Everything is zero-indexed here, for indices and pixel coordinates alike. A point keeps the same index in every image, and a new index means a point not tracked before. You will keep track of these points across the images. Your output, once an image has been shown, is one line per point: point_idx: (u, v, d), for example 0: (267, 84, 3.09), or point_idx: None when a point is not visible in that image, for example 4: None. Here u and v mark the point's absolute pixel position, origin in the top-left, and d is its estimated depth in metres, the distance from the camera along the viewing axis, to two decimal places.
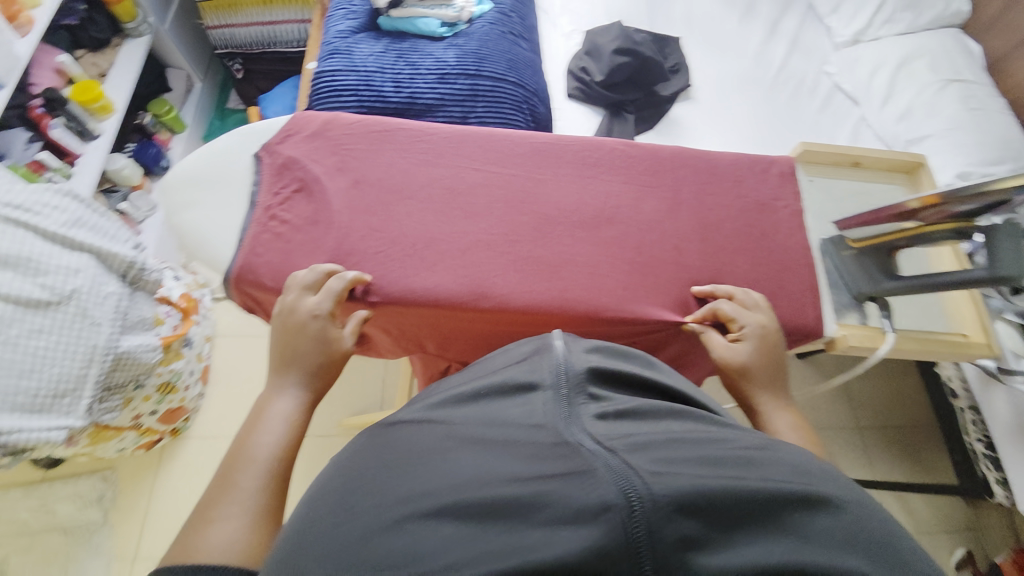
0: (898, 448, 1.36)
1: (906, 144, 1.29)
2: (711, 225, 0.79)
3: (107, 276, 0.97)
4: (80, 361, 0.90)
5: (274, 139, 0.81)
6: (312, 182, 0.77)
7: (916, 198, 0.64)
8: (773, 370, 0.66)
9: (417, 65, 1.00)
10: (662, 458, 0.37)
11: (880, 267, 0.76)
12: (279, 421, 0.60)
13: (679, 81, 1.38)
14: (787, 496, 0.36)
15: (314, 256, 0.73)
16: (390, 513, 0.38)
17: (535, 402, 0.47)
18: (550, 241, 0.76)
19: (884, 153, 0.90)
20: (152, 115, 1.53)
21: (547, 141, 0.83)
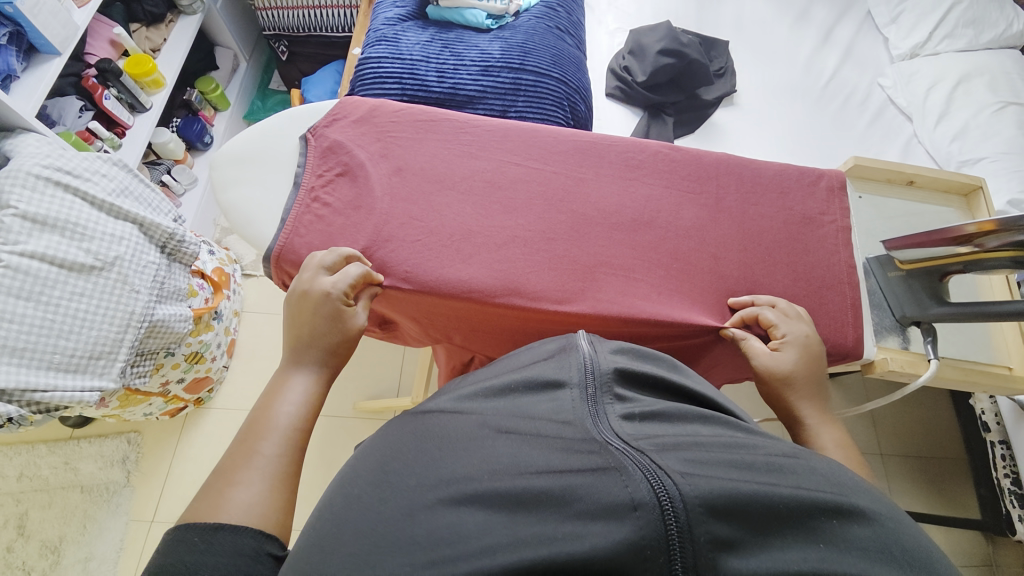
0: (922, 478, 1.31)
1: (957, 166, 1.23)
2: (752, 236, 0.77)
3: (147, 246, 1.01)
4: (117, 325, 0.94)
5: (321, 123, 0.82)
6: (355, 167, 0.78)
7: (973, 224, 0.61)
8: (816, 381, 0.64)
9: (462, 55, 1.00)
10: (692, 460, 0.37)
11: (929, 291, 0.74)
12: (298, 392, 0.60)
13: (724, 86, 1.35)
14: (819, 504, 0.36)
15: (353, 240, 0.73)
16: (429, 496, 0.39)
17: (562, 399, 0.47)
18: (587, 241, 0.75)
19: (940, 173, 0.86)
20: (199, 92, 1.57)
21: (589, 140, 0.82)
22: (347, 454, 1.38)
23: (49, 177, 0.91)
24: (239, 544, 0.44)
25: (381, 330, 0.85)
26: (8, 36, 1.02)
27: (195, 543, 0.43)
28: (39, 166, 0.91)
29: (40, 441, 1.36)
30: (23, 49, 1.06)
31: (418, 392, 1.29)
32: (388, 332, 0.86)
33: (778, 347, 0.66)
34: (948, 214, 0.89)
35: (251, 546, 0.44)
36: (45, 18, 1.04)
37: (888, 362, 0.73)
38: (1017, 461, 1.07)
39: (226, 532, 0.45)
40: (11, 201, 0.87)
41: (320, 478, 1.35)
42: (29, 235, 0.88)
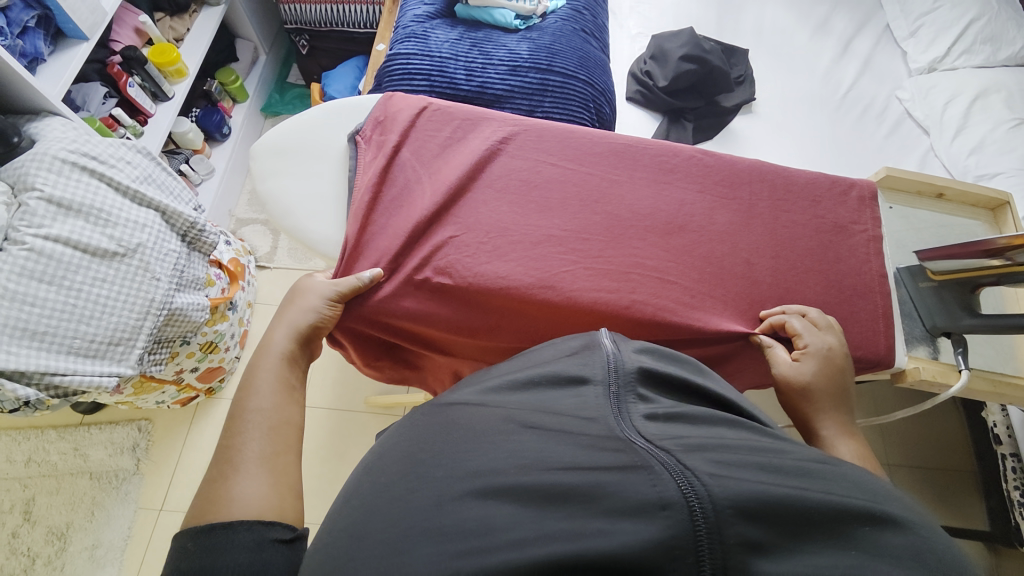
0: (930, 490, 1.32)
1: (974, 179, 1.24)
2: (783, 244, 0.78)
3: (169, 235, 1.02)
4: (137, 312, 0.94)
5: (367, 123, 0.84)
6: (397, 164, 0.80)
7: (1005, 237, 0.61)
8: (837, 395, 0.64)
9: (490, 54, 1.01)
10: (722, 460, 0.37)
11: (961, 303, 0.74)
12: (266, 386, 0.61)
13: (743, 93, 1.36)
14: (852, 510, 0.35)
15: (391, 235, 0.75)
16: (456, 487, 0.39)
17: (587, 396, 0.48)
18: (618, 243, 0.75)
19: (970, 186, 0.87)
20: (219, 83, 1.59)
21: (620, 142, 0.83)
22: (358, 448, 1.38)
23: (75, 161, 0.91)
24: (237, 540, 0.45)
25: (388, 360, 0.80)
26: (36, 19, 1.02)
27: (188, 549, 0.45)
28: (66, 151, 0.91)
29: (50, 427, 1.36)
30: (51, 33, 1.07)
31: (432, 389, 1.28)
32: (398, 364, 0.82)
33: (799, 358, 0.66)
34: (975, 227, 0.89)
35: (251, 537, 0.46)
36: (73, 3, 1.05)
37: (919, 371, 0.73)
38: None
39: (219, 530, 0.46)
40: (37, 184, 0.88)
41: (330, 472, 1.35)
42: (53, 220, 0.88)
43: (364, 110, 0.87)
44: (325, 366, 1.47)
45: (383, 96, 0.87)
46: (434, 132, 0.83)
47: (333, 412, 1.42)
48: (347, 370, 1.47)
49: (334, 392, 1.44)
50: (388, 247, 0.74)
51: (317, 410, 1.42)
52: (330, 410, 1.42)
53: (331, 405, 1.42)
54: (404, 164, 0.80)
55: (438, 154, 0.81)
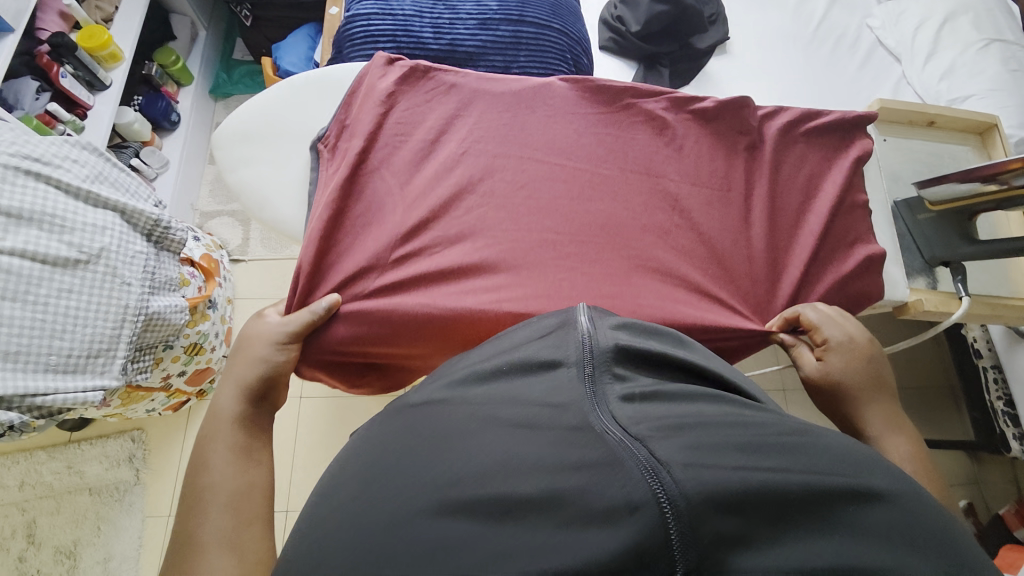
0: (914, 409, 1.41)
1: (946, 104, 1.24)
2: (775, 180, 0.80)
3: (133, 235, 0.95)
4: (113, 321, 0.89)
5: (332, 130, 0.78)
6: (376, 152, 0.76)
7: (1003, 163, 0.62)
8: (874, 385, 0.64)
9: (456, 8, 0.93)
10: (698, 448, 0.36)
11: (958, 231, 0.76)
12: (220, 458, 0.59)
13: (718, 33, 1.32)
14: (835, 489, 0.34)
15: (387, 218, 0.73)
16: (415, 504, 0.37)
17: (563, 381, 0.46)
18: (612, 208, 0.75)
19: (960, 113, 0.86)
20: (159, 65, 1.46)
21: (606, 88, 0.82)
22: None
23: (17, 165, 0.82)
24: None
25: (376, 377, 0.77)
26: None
27: None
28: (6, 154, 0.82)
29: (39, 448, 1.31)
30: None
31: None
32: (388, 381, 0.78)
33: (823, 355, 0.67)
34: (962, 152, 0.90)
35: None
36: None
37: (921, 303, 0.76)
38: (1007, 383, 1.10)
39: None
40: None
41: None
42: (7, 230, 0.80)
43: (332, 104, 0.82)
44: None
45: (344, 99, 0.80)
46: (419, 103, 0.80)
47: (333, 400, 1.40)
48: None
49: None
50: (369, 238, 0.72)
51: (316, 400, 1.40)
52: (329, 398, 1.40)
53: (329, 394, 1.40)
54: (382, 146, 0.77)
55: (416, 130, 0.78)
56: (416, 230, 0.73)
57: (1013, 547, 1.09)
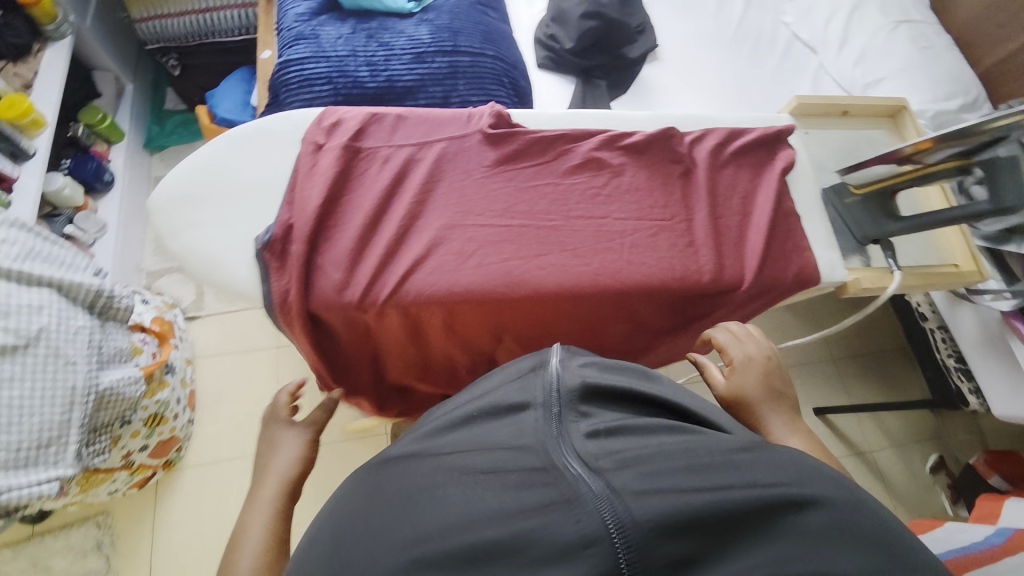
0: (871, 374, 1.56)
1: (863, 89, 1.34)
2: (716, 194, 0.78)
3: (72, 309, 0.89)
4: (60, 406, 0.83)
5: (277, 236, 0.69)
6: (318, 217, 0.69)
7: (912, 143, 0.67)
8: (775, 396, 0.65)
9: (390, 44, 0.94)
10: (650, 476, 0.41)
11: (884, 210, 0.78)
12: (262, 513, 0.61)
13: (646, 42, 1.38)
14: (777, 500, 0.40)
15: (330, 268, 0.68)
16: (390, 562, 0.41)
17: (526, 426, 0.48)
18: (568, 265, 0.70)
19: (871, 100, 0.91)
20: (85, 125, 1.39)
21: (543, 135, 0.76)
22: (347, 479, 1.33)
23: None
24: None
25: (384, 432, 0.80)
26: None
27: None
28: None
29: None
30: None
31: None
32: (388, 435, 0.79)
33: (729, 371, 0.68)
34: (878, 136, 0.95)
35: None
36: None
37: (859, 281, 0.78)
38: (955, 341, 1.17)
39: None
40: None
41: None
42: None
43: (267, 203, 0.74)
44: None
45: (285, 203, 0.71)
46: (377, 135, 0.75)
47: None
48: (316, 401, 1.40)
49: None
50: (328, 302, 0.67)
51: None
52: None
53: None
54: (314, 197, 0.69)
55: (352, 175, 0.73)
56: (365, 275, 0.67)
57: (987, 496, 1.16)
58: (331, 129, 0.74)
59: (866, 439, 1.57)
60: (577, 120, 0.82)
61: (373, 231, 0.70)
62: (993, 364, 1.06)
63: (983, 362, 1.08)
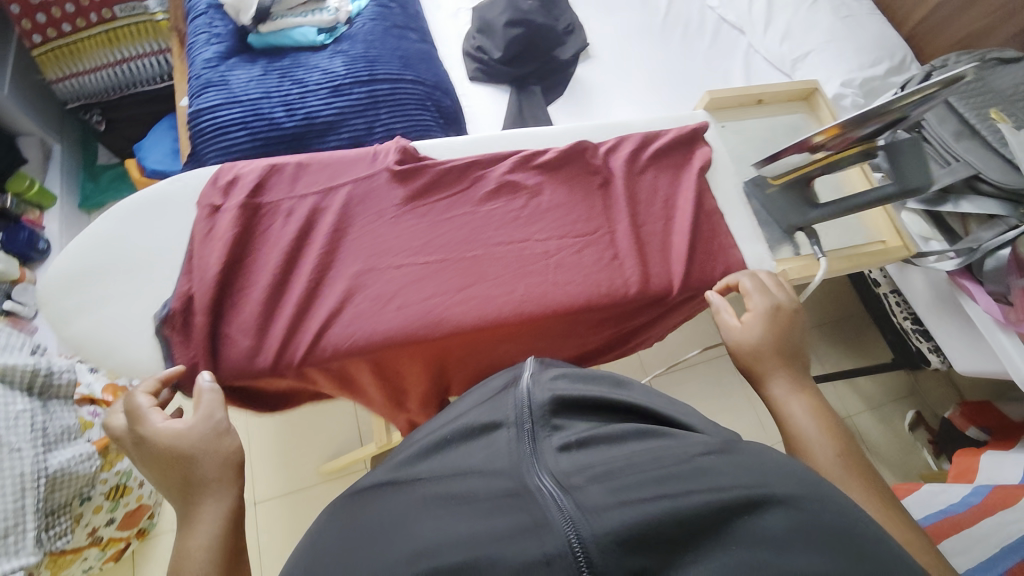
0: (841, 340, 1.58)
1: (792, 64, 1.35)
2: (637, 201, 0.78)
3: (11, 395, 0.90)
4: (12, 495, 0.85)
5: (175, 309, 0.65)
6: (220, 281, 0.65)
7: (819, 132, 0.62)
8: (785, 351, 0.65)
9: (304, 81, 0.91)
10: (618, 486, 0.39)
11: (803, 198, 0.76)
12: (211, 516, 0.54)
13: (577, 41, 1.38)
14: (733, 505, 0.37)
15: (239, 336, 0.64)
16: None
17: (500, 445, 0.47)
18: (488, 297, 0.67)
19: (780, 86, 0.92)
20: (13, 195, 1.34)
21: (453, 164, 0.74)
22: None
23: None
24: None
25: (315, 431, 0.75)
26: None
27: None
28: None
29: None
30: None
31: (380, 438, 1.22)
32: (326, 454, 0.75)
33: (748, 320, 0.67)
34: (797, 120, 0.95)
35: None
36: None
37: (787, 272, 0.77)
38: (909, 304, 1.21)
39: None
40: None
41: None
42: None
43: (160, 274, 0.68)
44: (264, 449, 1.36)
45: (183, 271, 0.67)
46: (277, 186, 0.71)
47: (286, 497, 1.32)
48: (289, 447, 1.37)
49: (279, 476, 1.34)
50: (241, 370, 0.63)
51: (271, 502, 1.31)
52: (282, 497, 1.31)
53: (283, 492, 1.32)
54: (209, 262, 0.65)
55: (252, 232, 0.68)
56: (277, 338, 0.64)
57: (961, 453, 1.16)
58: (228, 188, 0.69)
59: (844, 405, 1.57)
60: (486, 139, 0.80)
61: (282, 290, 0.67)
62: (947, 323, 1.07)
63: (938, 321, 1.10)
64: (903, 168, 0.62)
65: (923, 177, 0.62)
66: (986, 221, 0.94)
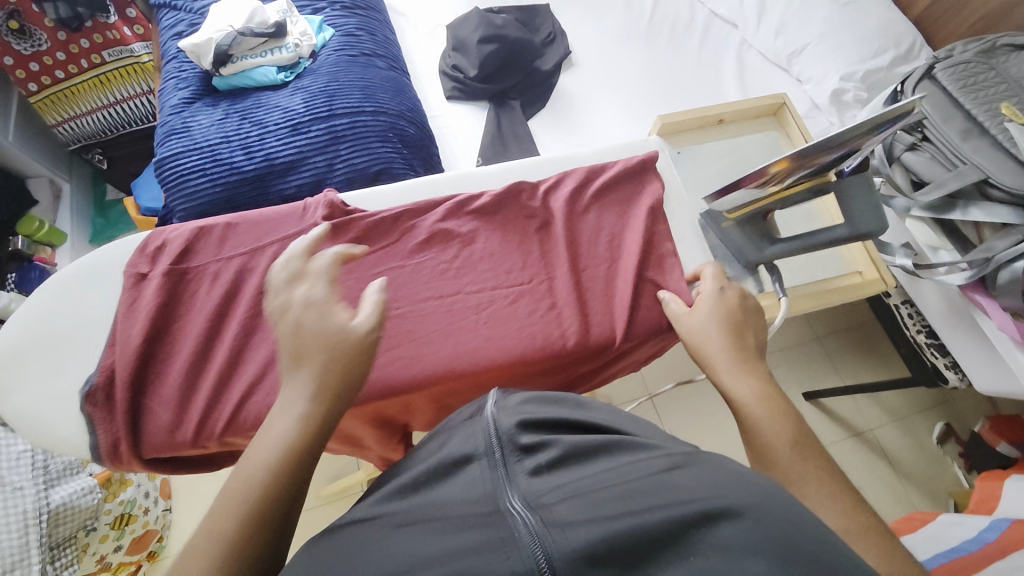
0: (858, 347, 1.52)
1: (788, 59, 1.27)
2: (580, 243, 0.74)
3: (12, 436, 0.97)
4: (17, 531, 0.91)
5: (99, 384, 0.61)
6: (149, 348, 0.62)
7: (771, 163, 0.57)
8: (736, 331, 0.62)
9: (264, 122, 0.92)
10: (590, 504, 0.35)
11: (759, 232, 0.72)
12: (298, 423, 0.47)
13: (558, 51, 1.34)
14: (689, 516, 0.34)
15: (161, 412, 0.60)
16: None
17: (472, 477, 0.42)
18: (422, 351, 0.65)
19: (740, 105, 0.90)
20: (23, 237, 1.40)
21: (384, 216, 0.71)
22: None
23: None
24: None
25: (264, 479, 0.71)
26: None
27: None
28: None
29: None
30: None
31: None
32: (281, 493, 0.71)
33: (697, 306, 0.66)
34: (767, 136, 0.93)
35: None
36: None
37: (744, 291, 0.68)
38: (923, 316, 1.11)
39: None
40: None
41: None
42: None
43: (75, 351, 0.63)
44: None
45: (107, 343, 0.63)
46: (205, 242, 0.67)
47: None
48: None
49: None
50: (167, 442, 0.59)
51: None
52: None
53: None
54: (129, 335, 0.62)
55: (177, 300, 0.64)
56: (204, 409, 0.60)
57: (985, 477, 1.07)
58: (156, 255, 0.66)
59: (864, 417, 1.46)
60: (433, 183, 0.78)
61: (206, 358, 0.62)
62: (961, 336, 0.98)
63: (951, 333, 1.00)
64: (854, 210, 0.66)
65: (875, 222, 0.66)
66: (1001, 229, 0.83)
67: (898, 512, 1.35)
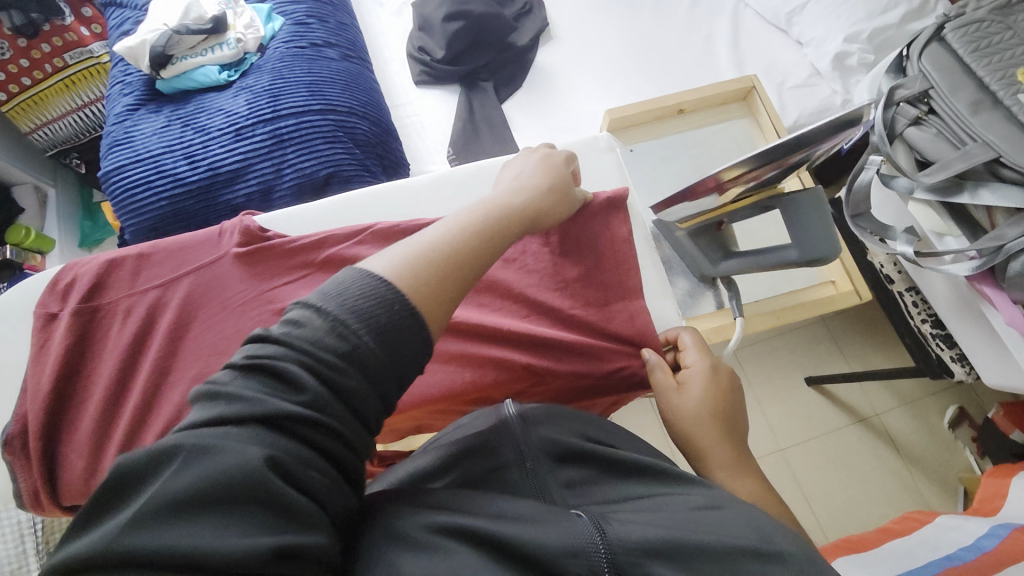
0: (864, 328, 1.43)
1: (787, 20, 1.14)
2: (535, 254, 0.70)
3: None
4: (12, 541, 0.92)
5: (14, 432, 0.59)
6: (63, 392, 0.60)
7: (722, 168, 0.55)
8: (729, 420, 0.57)
9: (207, 128, 0.87)
10: (639, 515, 0.39)
11: (713, 246, 0.72)
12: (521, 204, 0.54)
13: (532, 24, 1.24)
14: (739, 547, 0.36)
15: (75, 460, 0.58)
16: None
17: (515, 479, 0.44)
18: None
19: (702, 94, 0.85)
20: (12, 246, 1.39)
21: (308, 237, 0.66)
22: None
23: None
24: (366, 291, 0.35)
25: None
26: None
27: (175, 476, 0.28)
28: None
29: None
30: None
31: None
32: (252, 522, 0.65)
33: (684, 381, 0.59)
34: (736, 122, 0.89)
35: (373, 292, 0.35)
36: None
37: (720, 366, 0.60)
38: (928, 303, 1.02)
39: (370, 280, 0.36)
40: None
41: None
42: None
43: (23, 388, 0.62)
44: None
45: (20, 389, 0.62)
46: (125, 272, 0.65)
47: None
48: None
49: None
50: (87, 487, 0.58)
51: None
52: None
53: None
54: (42, 381, 0.60)
55: (95, 338, 0.63)
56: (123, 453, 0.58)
57: (991, 472, 1.01)
58: (66, 292, 0.64)
59: (870, 402, 1.39)
60: (368, 196, 0.72)
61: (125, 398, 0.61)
62: (969, 326, 0.90)
63: (959, 323, 0.92)
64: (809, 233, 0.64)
65: (828, 246, 0.63)
66: (1015, 214, 0.73)
67: (905, 500, 1.29)
